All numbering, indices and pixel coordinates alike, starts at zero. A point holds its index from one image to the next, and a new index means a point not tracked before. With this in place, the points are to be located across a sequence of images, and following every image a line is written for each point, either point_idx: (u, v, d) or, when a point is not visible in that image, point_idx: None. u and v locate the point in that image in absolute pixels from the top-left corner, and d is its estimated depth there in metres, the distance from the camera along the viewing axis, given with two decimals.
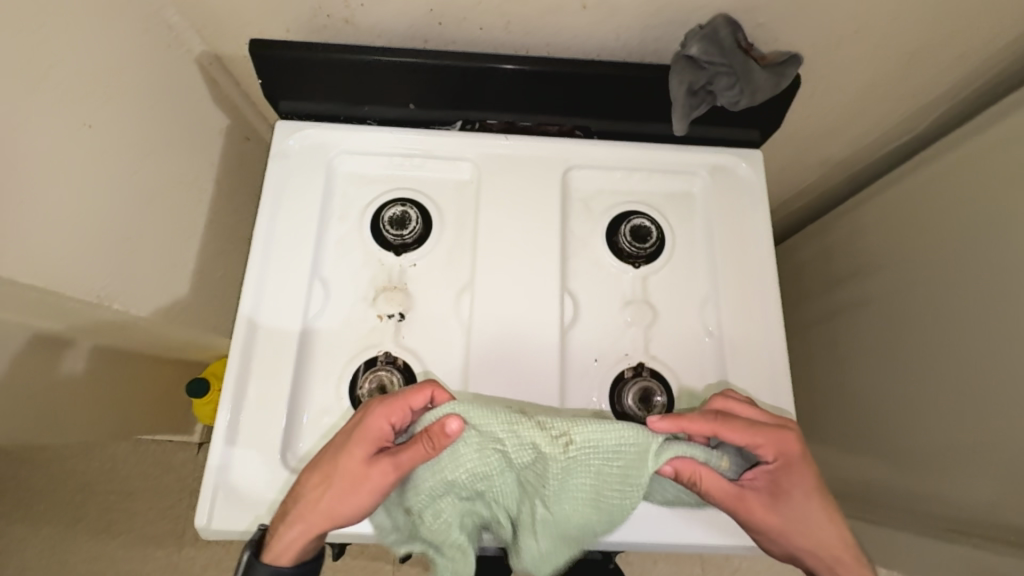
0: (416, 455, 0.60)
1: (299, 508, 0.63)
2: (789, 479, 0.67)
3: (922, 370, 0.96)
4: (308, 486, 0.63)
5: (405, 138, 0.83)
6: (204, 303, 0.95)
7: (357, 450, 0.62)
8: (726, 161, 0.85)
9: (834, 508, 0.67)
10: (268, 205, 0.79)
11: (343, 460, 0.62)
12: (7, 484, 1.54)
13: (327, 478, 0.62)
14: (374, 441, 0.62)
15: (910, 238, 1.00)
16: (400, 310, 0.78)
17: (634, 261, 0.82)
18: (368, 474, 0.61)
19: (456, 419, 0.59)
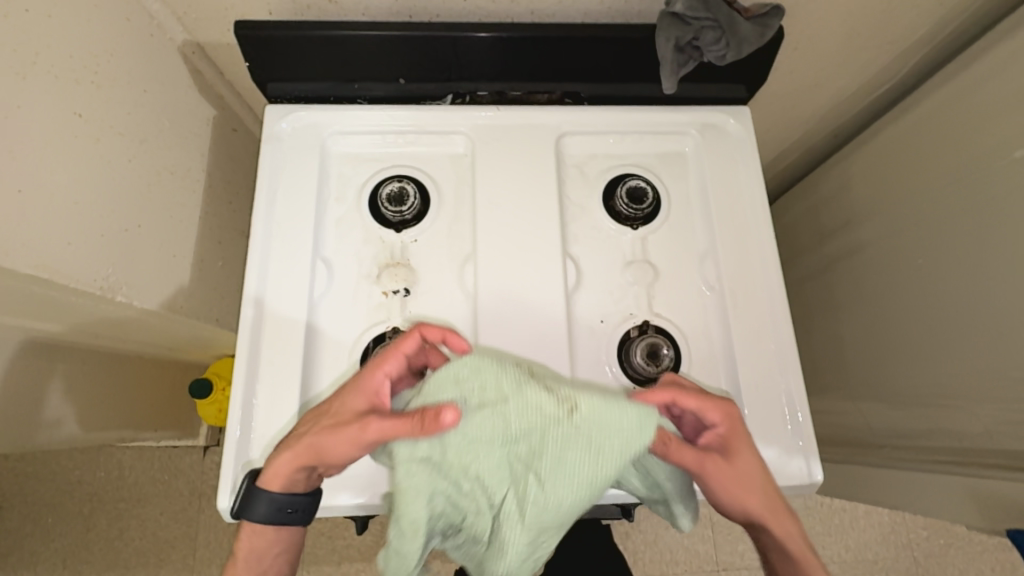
0: (400, 427, 0.56)
1: (294, 436, 0.63)
2: (734, 449, 0.63)
3: (915, 312, 0.99)
4: (306, 418, 0.63)
5: (396, 115, 0.83)
6: (207, 296, 0.94)
7: (353, 392, 0.62)
8: (715, 119, 0.86)
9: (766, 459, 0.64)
10: (265, 189, 0.79)
11: (339, 397, 0.62)
12: (13, 500, 1.53)
13: (322, 412, 0.63)
14: (370, 385, 0.62)
15: (895, 186, 1.03)
16: (404, 285, 0.78)
17: (632, 223, 0.83)
18: (352, 421, 0.59)
19: (454, 409, 0.54)
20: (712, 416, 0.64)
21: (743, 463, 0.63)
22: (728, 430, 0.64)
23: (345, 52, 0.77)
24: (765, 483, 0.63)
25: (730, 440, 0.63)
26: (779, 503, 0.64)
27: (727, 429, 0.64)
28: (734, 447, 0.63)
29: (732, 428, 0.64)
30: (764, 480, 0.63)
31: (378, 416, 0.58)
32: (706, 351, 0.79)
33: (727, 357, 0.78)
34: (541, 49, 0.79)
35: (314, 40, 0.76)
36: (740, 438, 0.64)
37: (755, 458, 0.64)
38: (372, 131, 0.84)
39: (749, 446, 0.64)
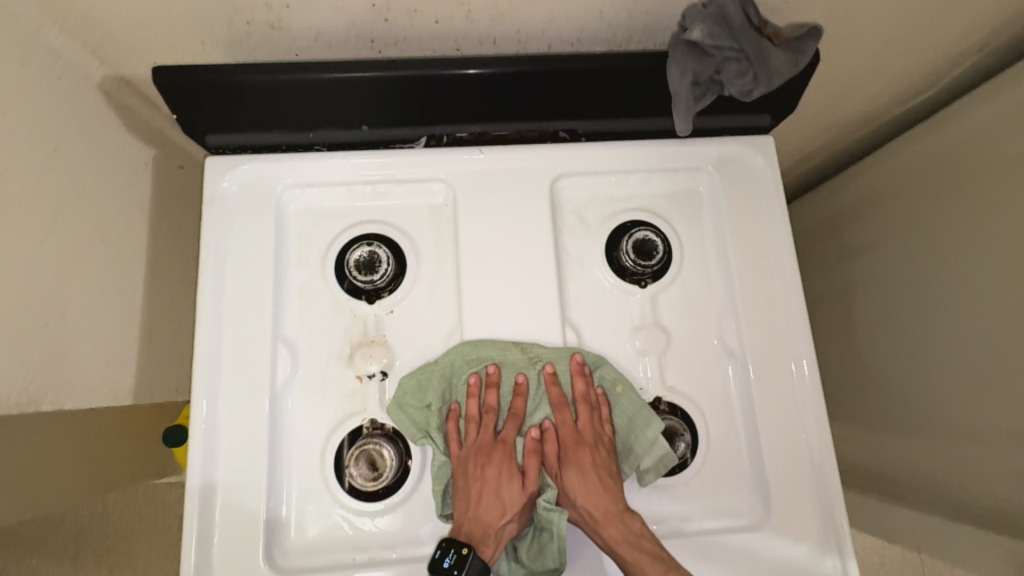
0: (511, 428, 0.65)
1: (469, 516, 0.61)
2: (575, 461, 0.64)
3: (937, 353, 0.90)
4: (459, 497, 0.62)
5: (362, 164, 0.71)
6: (165, 367, 0.83)
7: (499, 457, 0.63)
8: (735, 153, 0.74)
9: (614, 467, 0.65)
10: (211, 262, 0.67)
11: (493, 468, 0.63)
12: None
13: (467, 481, 0.63)
14: (505, 441, 0.64)
15: (929, 208, 0.91)
16: (381, 368, 0.68)
17: (640, 280, 0.73)
18: (492, 461, 0.63)
19: (497, 369, 0.66)
20: (586, 421, 0.65)
21: (581, 477, 0.63)
22: (591, 441, 0.65)
23: (293, 98, 0.64)
24: (600, 500, 0.63)
25: (581, 447, 0.64)
26: (617, 527, 0.62)
27: (588, 438, 0.65)
28: (575, 459, 0.64)
29: (591, 440, 0.65)
30: (599, 496, 0.63)
31: (502, 438, 0.64)
32: (727, 430, 0.70)
33: (750, 437, 0.70)
34: (530, 84, 0.66)
35: (254, 86, 0.63)
36: (595, 445, 0.65)
37: (601, 476, 0.64)
38: (335, 183, 0.71)
39: (597, 463, 0.64)
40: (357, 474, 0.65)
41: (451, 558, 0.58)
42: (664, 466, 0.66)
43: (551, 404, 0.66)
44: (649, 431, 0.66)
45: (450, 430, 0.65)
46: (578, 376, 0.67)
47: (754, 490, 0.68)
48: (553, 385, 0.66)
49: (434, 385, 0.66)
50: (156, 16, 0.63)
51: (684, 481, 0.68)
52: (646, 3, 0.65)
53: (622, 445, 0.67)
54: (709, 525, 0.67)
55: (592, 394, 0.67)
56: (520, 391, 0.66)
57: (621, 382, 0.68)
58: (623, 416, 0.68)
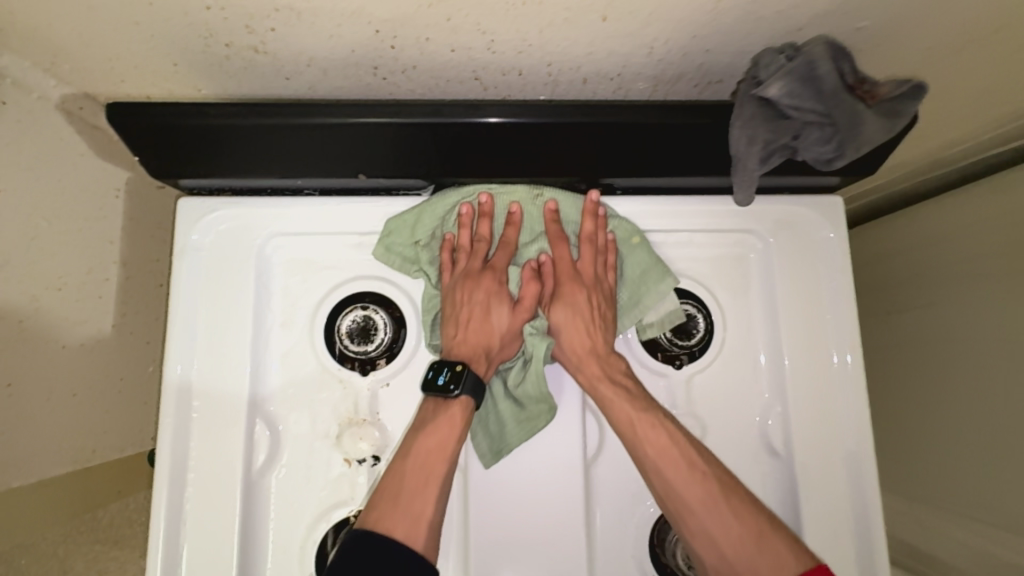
0: (505, 255, 0.60)
1: (459, 332, 0.59)
2: (571, 296, 0.60)
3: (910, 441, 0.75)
4: (450, 315, 0.59)
5: (359, 215, 0.61)
6: (138, 414, 0.76)
7: (490, 283, 0.60)
8: (795, 217, 0.64)
9: (608, 307, 0.61)
10: (180, 327, 0.58)
11: (483, 292, 0.59)
12: None
13: (458, 302, 0.59)
14: (496, 268, 0.60)
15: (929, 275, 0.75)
16: (373, 452, 0.60)
17: (675, 359, 0.63)
18: (483, 284, 0.59)
19: (491, 198, 0.60)
20: (587, 261, 0.61)
21: (574, 309, 0.60)
22: (591, 276, 0.61)
23: (279, 144, 0.54)
24: (590, 335, 0.60)
25: (578, 284, 0.60)
26: (608, 359, 0.60)
27: (586, 277, 0.61)
28: (570, 292, 0.60)
29: (591, 275, 0.61)
30: (589, 331, 0.60)
31: (495, 264, 0.60)
32: None
33: None
34: (560, 136, 0.55)
35: (233, 129, 0.52)
36: (593, 284, 0.61)
37: (596, 311, 0.60)
38: (328, 234, 0.62)
39: (593, 302, 0.60)
40: None
41: (446, 376, 0.56)
42: (672, 324, 0.61)
43: (550, 236, 0.61)
44: (662, 285, 0.61)
45: (441, 257, 0.61)
46: (588, 217, 0.60)
47: None
48: (554, 221, 0.61)
49: (428, 223, 0.60)
50: (116, 37, 0.52)
51: None
52: (707, 39, 0.53)
53: (626, 297, 0.63)
54: None
55: (598, 237, 0.61)
56: (515, 221, 0.60)
57: (638, 236, 0.61)
58: (630, 268, 0.63)
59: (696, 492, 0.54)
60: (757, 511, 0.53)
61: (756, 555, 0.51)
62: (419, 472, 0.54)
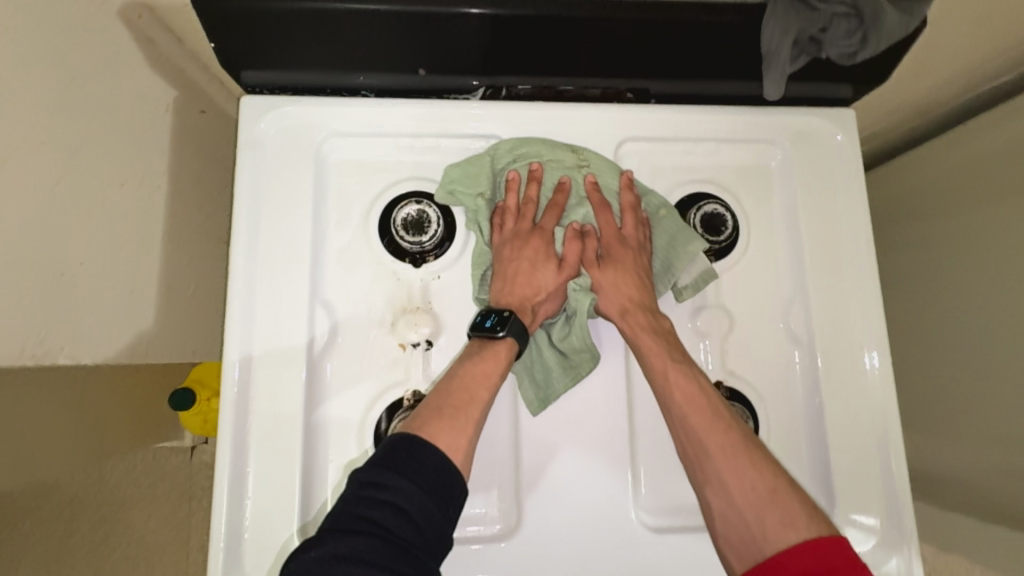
0: (552, 217, 0.63)
1: (507, 286, 0.60)
2: (614, 259, 0.62)
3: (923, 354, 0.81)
4: (498, 271, 0.61)
5: (413, 114, 0.65)
6: (184, 327, 0.78)
7: (538, 242, 0.61)
8: (813, 127, 0.69)
9: (650, 272, 0.63)
10: (245, 215, 0.61)
11: (531, 251, 0.61)
12: None
13: (506, 259, 0.61)
14: (544, 229, 0.62)
15: (926, 201, 0.81)
16: (426, 336, 0.63)
17: (705, 256, 0.68)
18: (532, 242, 0.61)
19: (539, 166, 0.64)
20: (629, 228, 0.63)
21: (618, 272, 0.61)
22: (634, 243, 0.63)
23: (347, 38, 0.58)
24: (633, 296, 0.61)
25: (621, 249, 0.62)
26: (653, 320, 0.61)
27: (630, 243, 0.63)
28: (614, 257, 0.62)
29: (634, 243, 0.63)
30: (633, 292, 0.61)
31: (543, 225, 0.62)
32: (790, 421, 0.66)
33: (813, 432, 0.66)
34: (605, 37, 0.60)
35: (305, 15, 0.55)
36: (635, 250, 0.63)
37: (641, 276, 0.62)
38: (382, 133, 0.65)
39: (636, 266, 0.62)
40: None
41: (493, 319, 0.58)
42: (705, 282, 0.65)
43: (595, 203, 0.63)
44: (693, 246, 0.64)
45: (490, 218, 0.63)
46: (625, 190, 0.64)
47: (817, 485, 0.64)
48: (596, 191, 0.64)
49: (482, 182, 0.63)
50: None
51: None
52: None
53: (661, 265, 0.65)
54: None
55: (638, 208, 0.64)
56: (562, 187, 0.63)
57: (666, 207, 0.66)
58: (662, 238, 0.65)
59: (716, 441, 0.54)
60: (777, 470, 0.52)
61: (767, 508, 0.50)
62: (461, 396, 0.54)
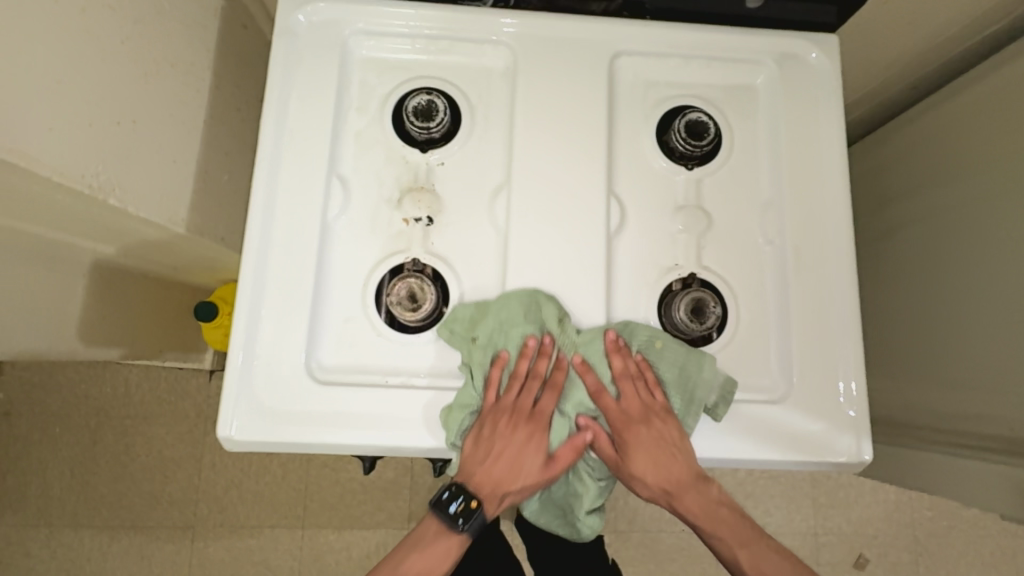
0: (548, 402, 0.65)
1: (496, 473, 0.66)
2: (629, 439, 0.65)
3: (942, 288, 0.86)
4: (491, 455, 0.66)
5: (430, 18, 0.73)
6: (217, 212, 0.86)
7: (536, 431, 0.65)
8: (796, 48, 0.75)
9: (676, 433, 0.65)
10: (277, 92, 0.69)
11: (526, 437, 0.65)
12: (39, 409, 1.54)
13: (500, 447, 0.65)
14: (544, 414, 0.65)
15: (941, 142, 0.86)
16: (428, 214, 0.70)
17: (687, 162, 0.73)
18: (526, 433, 0.65)
19: (544, 340, 0.65)
20: (632, 398, 0.65)
21: (635, 453, 0.65)
22: (638, 412, 0.65)
23: None
24: (652, 471, 0.65)
25: (633, 427, 0.65)
26: (683, 496, 0.66)
27: (637, 416, 0.65)
28: (626, 440, 0.65)
29: (640, 416, 0.65)
30: (652, 467, 0.65)
31: (538, 410, 0.65)
32: (759, 313, 0.70)
33: (781, 326, 0.70)
34: None
35: None
36: (645, 423, 0.65)
37: (662, 449, 0.65)
38: (401, 34, 0.73)
39: (652, 437, 0.65)
40: (398, 304, 0.67)
41: (459, 503, 0.67)
42: (730, 393, 0.65)
43: (596, 389, 0.65)
44: (705, 370, 0.65)
45: (488, 396, 0.65)
46: (619, 360, 0.65)
47: (777, 368, 0.69)
48: (591, 375, 0.65)
49: (486, 322, 0.65)
50: None
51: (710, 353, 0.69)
52: None
53: (681, 398, 0.66)
54: (733, 396, 0.68)
55: (634, 368, 0.66)
56: (563, 366, 0.65)
57: (659, 339, 0.67)
58: (669, 370, 0.67)
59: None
60: None
61: None
62: None
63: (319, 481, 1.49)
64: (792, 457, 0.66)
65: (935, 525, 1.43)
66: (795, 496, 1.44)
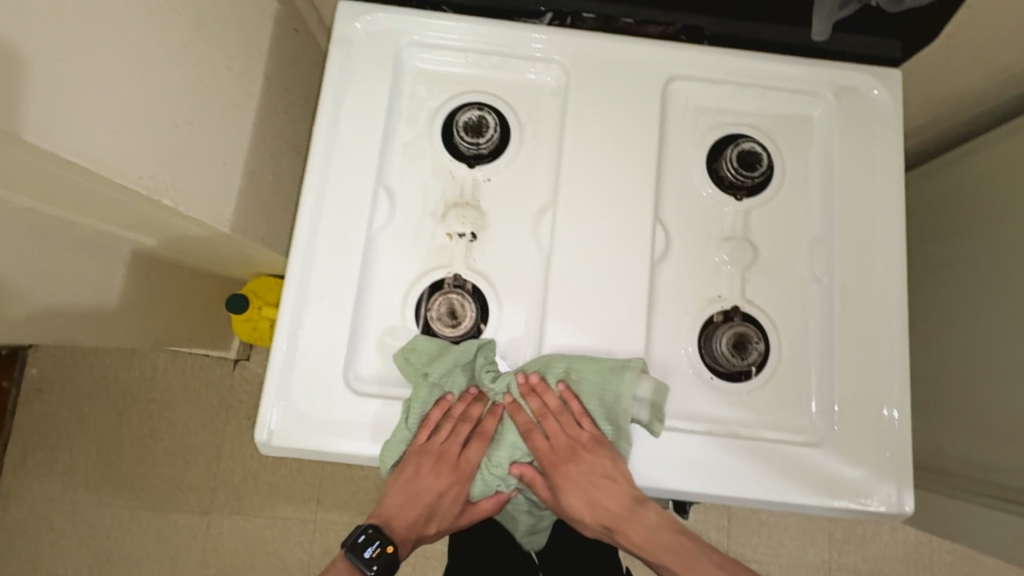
0: (474, 448, 0.67)
1: (424, 516, 0.69)
2: (561, 479, 0.66)
3: (983, 333, 0.83)
4: (417, 499, 0.68)
5: (485, 33, 0.73)
6: (259, 212, 0.87)
7: (463, 476, 0.67)
8: (857, 81, 0.73)
9: (605, 472, 0.64)
10: (330, 100, 0.70)
11: (451, 483, 0.67)
12: (69, 385, 1.58)
13: (426, 493, 0.68)
14: (471, 460, 0.66)
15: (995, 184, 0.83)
16: (472, 230, 0.70)
17: (736, 192, 0.72)
18: (451, 480, 0.67)
19: (474, 390, 0.67)
20: (557, 436, 0.66)
21: (570, 491, 0.66)
22: (565, 449, 0.66)
23: None
24: (588, 508, 0.66)
25: (563, 467, 0.65)
26: (623, 529, 0.66)
27: (566, 454, 0.65)
28: (557, 480, 0.66)
29: (568, 453, 0.65)
30: (585, 504, 0.66)
31: (462, 459, 0.67)
32: (801, 352, 0.69)
33: (824, 366, 0.68)
34: None
35: None
36: (574, 461, 0.65)
37: (594, 484, 0.65)
38: (455, 47, 0.73)
39: (582, 475, 0.65)
40: (438, 319, 0.67)
41: (373, 549, 0.67)
42: (661, 407, 0.64)
43: (522, 430, 0.66)
44: (623, 399, 0.64)
45: (418, 445, 0.66)
46: (539, 403, 0.65)
47: (819, 410, 0.67)
48: (517, 415, 0.66)
49: (443, 362, 0.64)
50: None
51: (749, 390, 0.68)
52: None
53: (612, 426, 0.66)
54: (770, 435, 0.67)
55: (555, 405, 0.65)
56: (496, 412, 0.67)
57: (574, 372, 0.65)
58: (592, 400, 0.66)
59: None
60: None
61: None
62: None
63: (333, 477, 1.50)
64: (830, 503, 0.64)
65: (955, 570, 1.39)
66: (811, 529, 1.41)
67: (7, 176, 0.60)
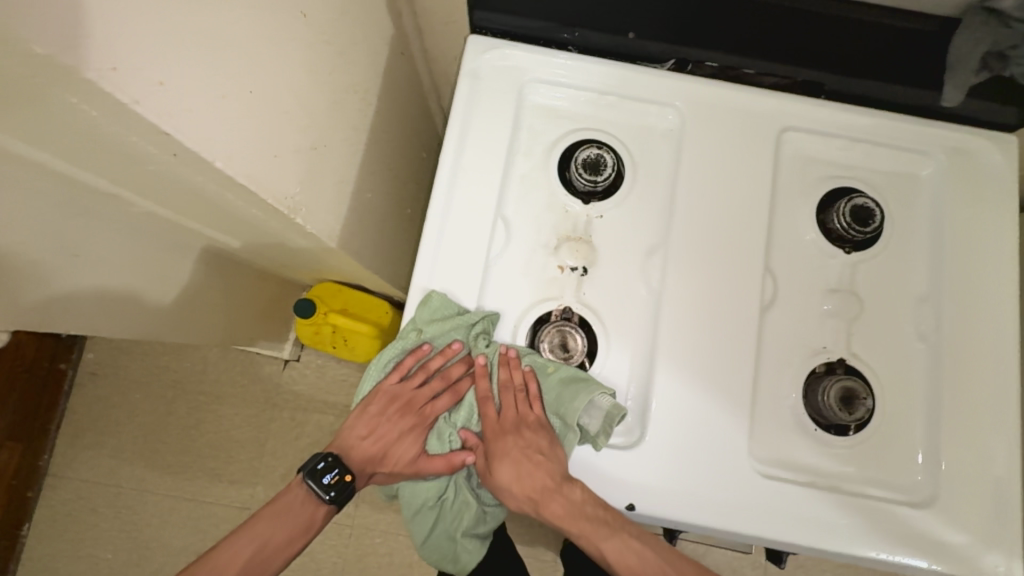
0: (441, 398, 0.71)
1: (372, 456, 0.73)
2: (498, 450, 0.67)
3: None
4: (370, 437, 0.72)
5: (607, 74, 0.74)
6: (358, 227, 0.89)
7: (417, 425, 0.70)
8: (970, 144, 0.73)
9: (542, 449, 0.67)
10: (456, 131, 0.72)
11: (405, 426, 0.70)
12: (122, 372, 1.61)
13: (381, 433, 0.72)
14: (433, 410, 0.71)
15: None
16: (583, 264, 0.71)
17: (845, 245, 0.73)
18: (405, 424, 0.71)
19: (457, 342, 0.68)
20: (508, 409, 0.68)
21: (503, 463, 0.67)
22: (510, 424, 0.68)
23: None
24: (518, 481, 0.67)
25: (501, 440, 0.68)
26: (545, 501, 0.66)
27: (509, 425, 0.68)
28: (496, 449, 0.68)
29: (512, 426, 0.68)
30: (516, 477, 0.67)
31: (422, 408, 0.71)
32: (904, 410, 0.69)
33: (930, 427, 0.68)
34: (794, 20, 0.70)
35: None
36: (512, 434, 0.68)
37: (524, 458, 0.67)
38: (576, 85, 0.75)
39: (522, 449, 0.67)
40: (550, 351, 0.69)
41: (333, 477, 0.73)
42: (615, 419, 0.63)
43: (480, 399, 0.69)
44: (577, 401, 0.64)
45: (387, 384, 0.71)
46: (505, 372, 0.68)
47: (923, 471, 0.68)
48: (482, 379, 0.68)
49: (440, 326, 0.66)
50: None
51: (850, 445, 0.68)
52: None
53: (561, 419, 0.67)
54: (872, 492, 0.67)
55: (518, 380, 0.67)
56: (479, 372, 0.69)
57: (552, 363, 0.67)
58: (551, 389, 0.67)
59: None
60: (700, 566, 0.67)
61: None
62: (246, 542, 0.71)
63: None
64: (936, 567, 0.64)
65: None
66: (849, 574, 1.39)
67: (157, 187, 0.63)
